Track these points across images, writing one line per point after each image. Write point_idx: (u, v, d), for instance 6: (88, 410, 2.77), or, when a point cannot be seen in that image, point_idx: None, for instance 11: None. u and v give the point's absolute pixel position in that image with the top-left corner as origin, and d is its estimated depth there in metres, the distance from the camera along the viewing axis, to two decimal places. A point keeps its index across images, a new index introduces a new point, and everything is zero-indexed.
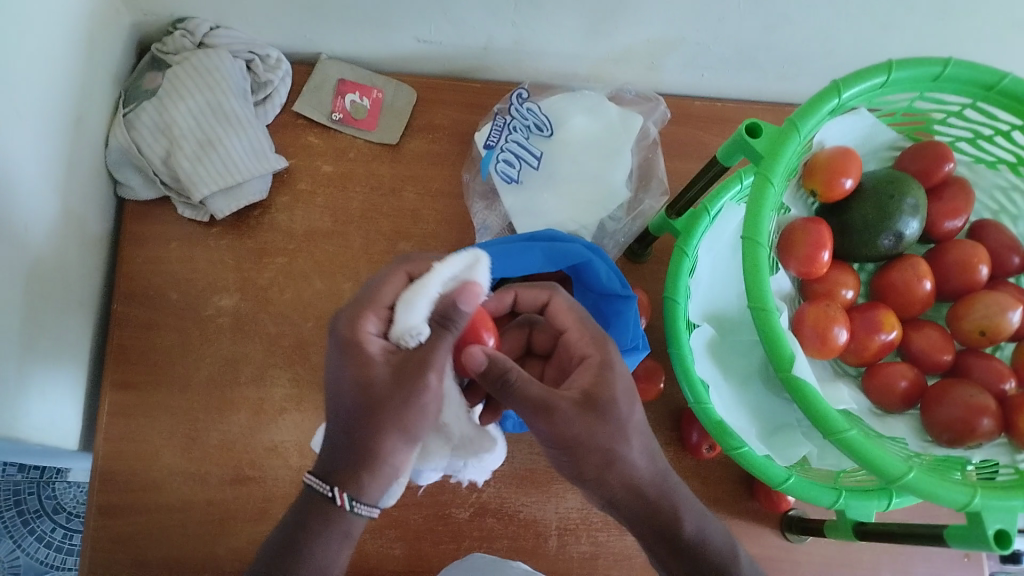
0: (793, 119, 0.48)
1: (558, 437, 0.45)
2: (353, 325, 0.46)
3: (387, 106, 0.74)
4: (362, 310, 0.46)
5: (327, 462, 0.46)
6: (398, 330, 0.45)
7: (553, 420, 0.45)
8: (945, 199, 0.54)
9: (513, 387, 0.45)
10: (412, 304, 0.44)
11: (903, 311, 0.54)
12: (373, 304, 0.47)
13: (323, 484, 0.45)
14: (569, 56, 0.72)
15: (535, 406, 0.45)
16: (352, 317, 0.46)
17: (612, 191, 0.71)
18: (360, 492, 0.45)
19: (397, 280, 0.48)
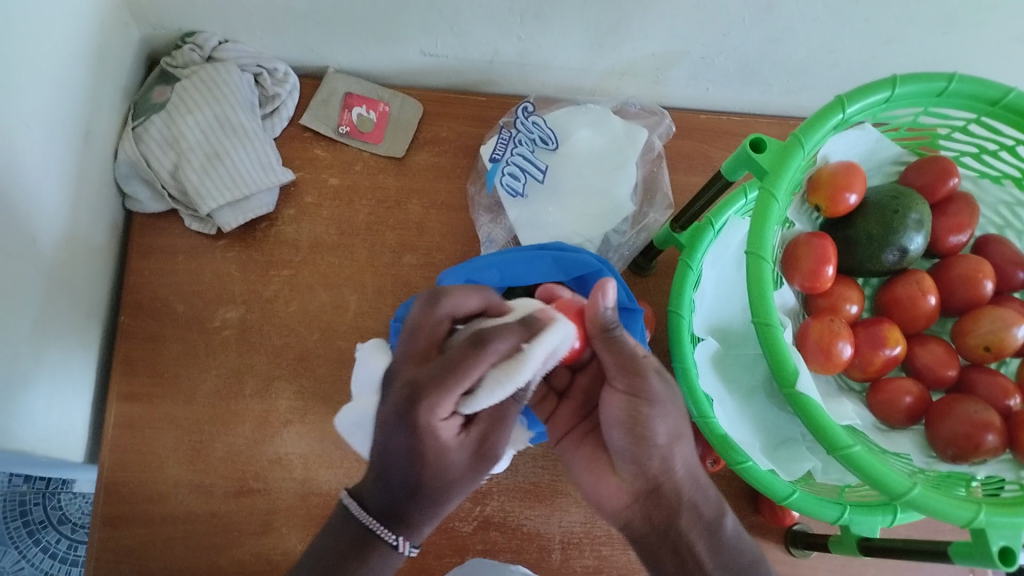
0: (797, 135, 0.49)
1: (638, 391, 0.47)
2: (428, 415, 0.43)
3: (393, 119, 0.74)
4: (439, 394, 0.43)
5: (380, 507, 0.46)
6: (471, 406, 0.44)
7: (637, 375, 0.47)
8: (950, 214, 0.54)
9: (617, 338, 0.48)
10: (497, 390, 0.44)
11: (908, 325, 0.54)
12: (454, 388, 0.43)
13: (387, 532, 0.46)
14: (575, 69, 0.72)
15: (629, 359, 0.47)
16: (425, 401, 0.43)
17: (616, 203, 0.71)
18: (413, 529, 0.47)
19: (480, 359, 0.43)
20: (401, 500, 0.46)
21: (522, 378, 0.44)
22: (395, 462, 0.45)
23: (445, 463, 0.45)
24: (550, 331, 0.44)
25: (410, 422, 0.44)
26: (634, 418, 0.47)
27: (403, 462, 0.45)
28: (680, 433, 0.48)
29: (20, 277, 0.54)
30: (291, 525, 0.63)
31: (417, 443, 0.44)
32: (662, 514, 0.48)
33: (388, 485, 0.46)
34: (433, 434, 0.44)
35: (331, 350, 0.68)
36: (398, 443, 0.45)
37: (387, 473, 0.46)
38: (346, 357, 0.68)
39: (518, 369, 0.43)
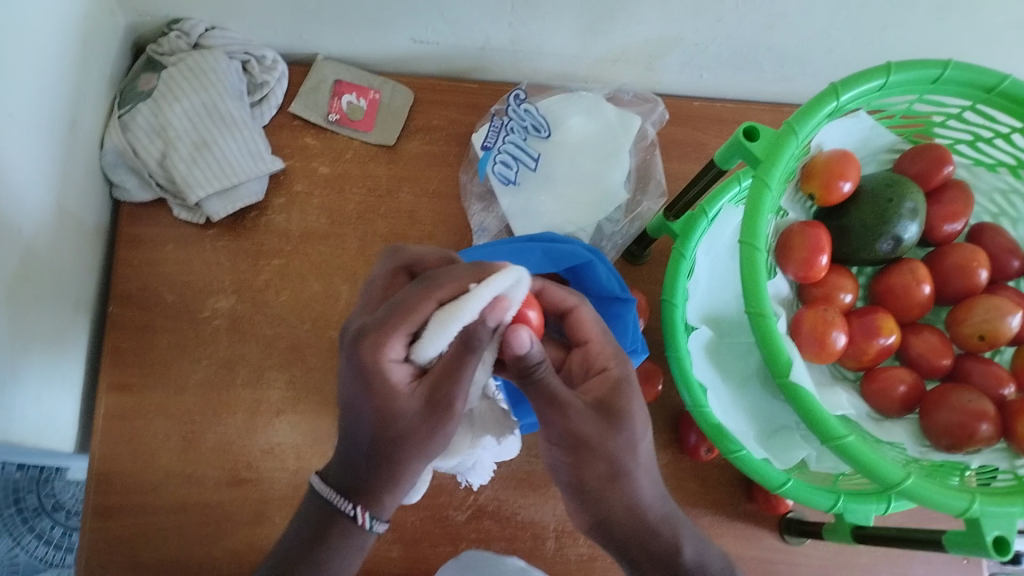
0: (791, 123, 0.48)
1: (569, 435, 0.45)
2: (377, 354, 0.43)
3: (384, 107, 0.73)
4: (384, 333, 0.44)
5: (343, 478, 0.46)
6: (421, 352, 0.44)
7: (566, 417, 0.45)
8: (944, 202, 0.54)
9: (537, 379, 0.44)
10: (441, 329, 0.42)
11: (902, 315, 0.53)
12: (400, 325, 0.44)
13: (346, 502, 0.46)
14: (568, 56, 0.71)
15: (546, 400, 0.45)
16: (375, 341, 0.44)
17: (610, 192, 0.70)
18: (376, 502, 0.46)
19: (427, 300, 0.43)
20: (364, 469, 0.45)
21: (467, 315, 0.42)
22: (358, 420, 0.45)
23: (399, 418, 0.44)
24: (500, 275, 0.43)
25: (360, 363, 0.44)
26: (574, 459, 0.46)
27: (359, 411, 0.45)
28: (618, 473, 0.46)
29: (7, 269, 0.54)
30: (284, 515, 0.63)
31: (368, 385, 0.44)
32: (614, 543, 0.48)
33: (351, 450, 0.46)
34: (381, 381, 0.43)
35: (323, 340, 0.68)
36: (354, 395, 0.45)
37: (353, 436, 0.45)
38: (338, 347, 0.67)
39: (462, 303, 0.42)
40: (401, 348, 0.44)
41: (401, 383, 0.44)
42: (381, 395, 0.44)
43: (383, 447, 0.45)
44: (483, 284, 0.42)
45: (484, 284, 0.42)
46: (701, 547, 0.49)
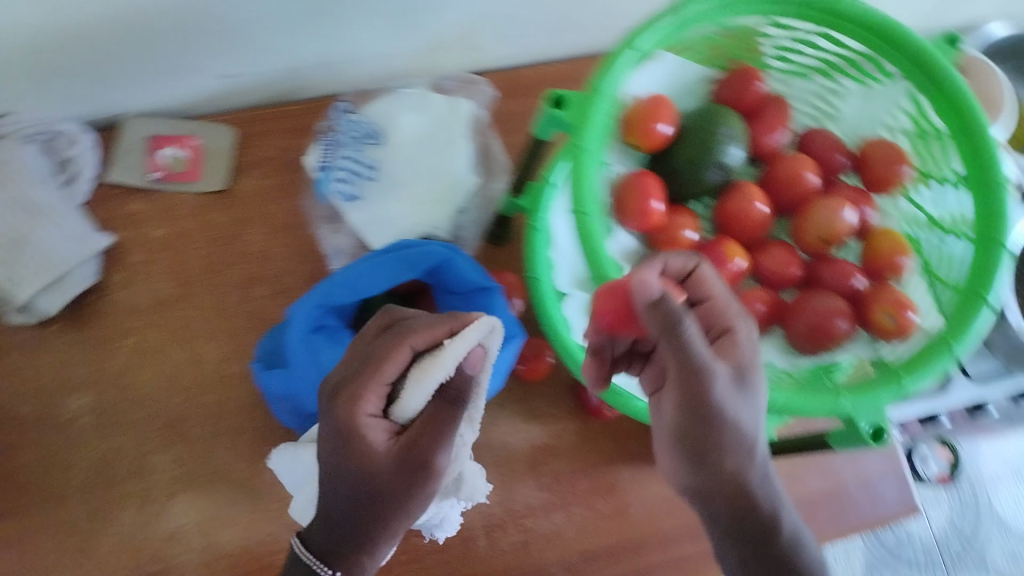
0: (595, 82, 0.48)
1: (704, 405, 0.41)
2: (355, 410, 0.45)
3: (207, 150, 0.70)
4: (362, 389, 0.46)
5: (323, 542, 0.47)
6: (401, 408, 0.46)
7: (706, 382, 0.40)
8: (765, 117, 0.55)
9: (683, 340, 0.39)
10: (420, 384, 0.46)
11: (744, 236, 0.54)
12: (376, 381, 0.46)
13: (324, 566, 0.47)
14: (377, 56, 0.70)
15: (689, 367, 0.40)
16: (353, 396, 0.46)
17: (457, 182, 0.69)
18: (354, 565, 0.47)
19: (401, 354, 0.47)
20: (350, 530, 0.46)
21: (442, 371, 0.47)
22: (341, 485, 0.45)
23: (383, 472, 0.44)
24: (471, 328, 0.49)
25: (340, 425, 0.45)
26: (698, 425, 0.41)
27: (343, 476, 0.45)
28: (744, 441, 0.42)
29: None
30: None
31: (349, 447, 0.45)
32: (703, 496, 0.45)
33: (336, 514, 0.46)
34: (360, 433, 0.45)
35: (201, 407, 0.65)
36: (331, 451, 0.46)
37: (337, 504, 0.46)
38: (218, 408, 0.65)
39: (446, 360, 0.47)
40: (376, 402, 0.46)
41: (380, 442, 0.45)
42: (361, 448, 0.45)
43: (371, 503, 0.45)
44: (461, 337, 0.49)
45: (460, 339, 0.49)
46: (797, 522, 0.48)
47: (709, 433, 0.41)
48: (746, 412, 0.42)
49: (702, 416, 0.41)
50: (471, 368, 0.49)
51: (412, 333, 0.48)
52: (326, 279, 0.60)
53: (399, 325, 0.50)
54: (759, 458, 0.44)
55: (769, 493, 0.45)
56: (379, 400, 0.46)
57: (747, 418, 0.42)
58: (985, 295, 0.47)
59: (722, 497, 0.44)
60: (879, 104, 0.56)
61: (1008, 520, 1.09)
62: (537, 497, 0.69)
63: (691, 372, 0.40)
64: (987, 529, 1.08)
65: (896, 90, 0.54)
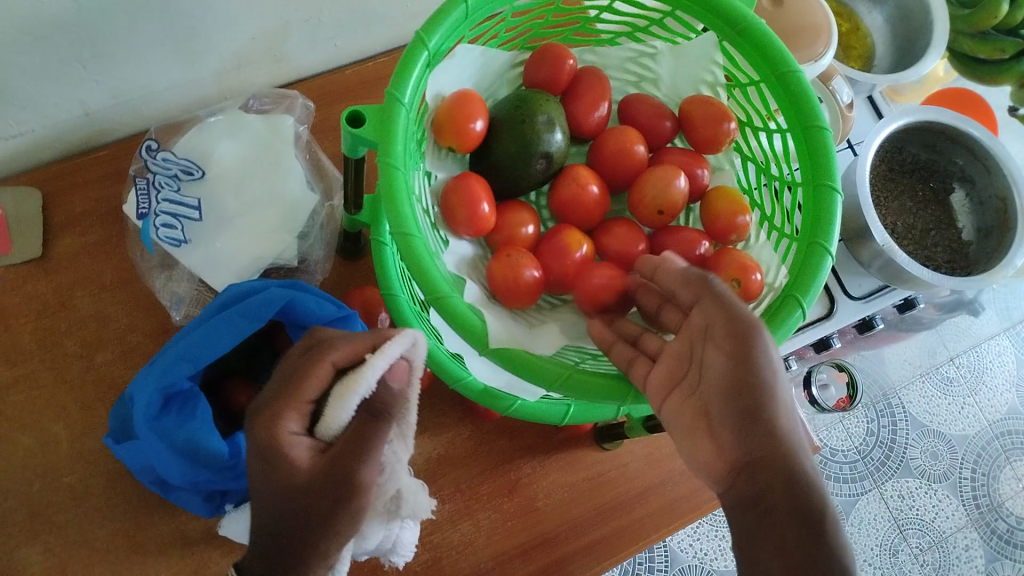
0: (392, 93, 0.45)
1: (747, 370, 0.41)
2: (274, 428, 0.42)
3: (13, 218, 0.64)
4: (281, 409, 0.43)
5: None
6: (325, 426, 0.43)
7: (751, 343, 0.41)
8: (584, 91, 0.53)
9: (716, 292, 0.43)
10: (342, 399, 0.42)
11: (585, 221, 0.52)
12: (296, 400, 0.44)
13: None
14: (182, 84, 0.65)
15: (733, 321, 0.42)
16: (273, 416, 0.43)
17: (291, 203, 0.66)
18: None
19: (322, 371, 0.44)
20: (278, 556, 0.42)
21: (365, 384, 0.41)
22: (272, 505, 0.42)
23: (304, 485, 0.41)
24: (393, 342, 0.43)
25: (262, 444, 0.43)
26: (740, 390, 0.41)
27: (270, 496, 0.42)
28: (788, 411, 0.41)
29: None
30: None
31: (272, 465, 0.42)
32: (756, 488, 0.40)
33: (262, 545, 0.42)
34: (281, 451, 0.42)
35: (60, 491, 0.60)
36: (253, 477, 0.43)
37: (269, 530, 0.42)
38: (81, 488, 0.60)
39: (360, 374, 0.42)
40: (299, 422, 0.44)
41: (301, 457, 0.42)
42: (281, 463, 0.42)
43: (294, 526, 0.41)
44: (392, 343, 0.43)
45: (383, 349, 0.43)
46: None
47: (750, 390, 0.41)
48: (781, 376, 0.42)
49: (750, 368, 0.41)
50: (394, 381, 0.43)
51: (334, 349, 0.45)
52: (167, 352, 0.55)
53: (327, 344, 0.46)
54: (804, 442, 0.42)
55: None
56: (302, 420, 0.44)
57: (782, 382, 0.42)
58: (823, 243, 0.46)
59: (783, 483, 0.39)
60: (692, 62, 0.54)
61: (915, 415, 1.13)
62: (441, 509, 0.67)
63: (737, 323, 0.41)
64: (900, 428, 1.12)
65: (705, 44, 0.53)
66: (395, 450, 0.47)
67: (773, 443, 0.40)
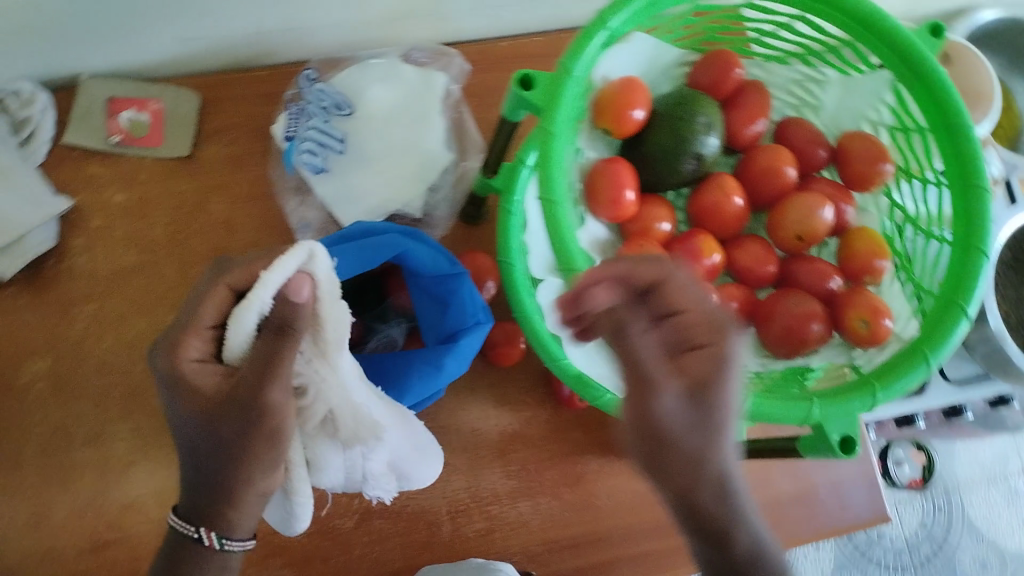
0: (564, 65, 0.46)
1: (652, 423, 0.38)
2: (173, 356, 0.43)
3: (170, 115, 0.67)
4: (182, 334, 0.44)
5: (189, 502, 0.45)
6: (231, 350, 0.43)
7: (649, 395, 0.38)
8: (741, 106, 0.53)
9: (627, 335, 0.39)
10: (240, 321, 0.43)
11: (720, 231, 0.52)
12: (195, 326, 0.44)
13: (188, 526, 0.45)
14: (349, 23, 0.67)
15: (632, 367, 0.39)
16: (172, 344, 0.44)
17: (429, 157, 0.67)
18: (219, 520, 0.45)
19: (220, 294, 0.45)
20: (208, 484, 0.44)
21: (261, 300, 0.43)
22: (190, 434, 0.43)
23: (210, 410, 0.42)
24: (284, 256, 0.44)
25: (163, 375, 0.44)
26: (650, 435, 0.39)
27: (187, 420, 0.43)
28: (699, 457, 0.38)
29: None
30: None
31: (180, 393, 0.43)
32: (686, 514, 0.40)
33: (188, 474, 0.45)
34: (188, 378, 0.43)
35: None
36: (168, 403, 0.44)
37: (191, 457, 0.44)
38: None
39: (253, 295, 0.43)
40: (201, 347, 0.44)
41: (208, 383, 0.43)
42: (187, 392, 0.43)
43: (212, 456, 0.43)
44: (274, 264, 0.44)
45: (273, 268, 0.43)
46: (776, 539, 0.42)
47: (652, 439, 0.39)
48: (682, 432, 0.38)
49: (653, 423, 0.38)
50: (295, 296, 0.44)
51: (228, 272, 0.45)
52: None
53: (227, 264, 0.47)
54: (727, 493, 0.39)
55: (746, 525, 0.40)
56: (205, 345, 0.44)
57: (717, 432, 0.38)
58: (963, 304, 0.45)
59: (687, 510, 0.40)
60: (861, 96, 0.54)
61: (975, 519, 1.08)
62: (504, 484, 0.68)
63: (641, 372, 0.39)
64: (955, 529, 1.08)
65: (877, 82, 0.52)
66: (312, 365, 0.48)
67: (706, 486, 0.39)
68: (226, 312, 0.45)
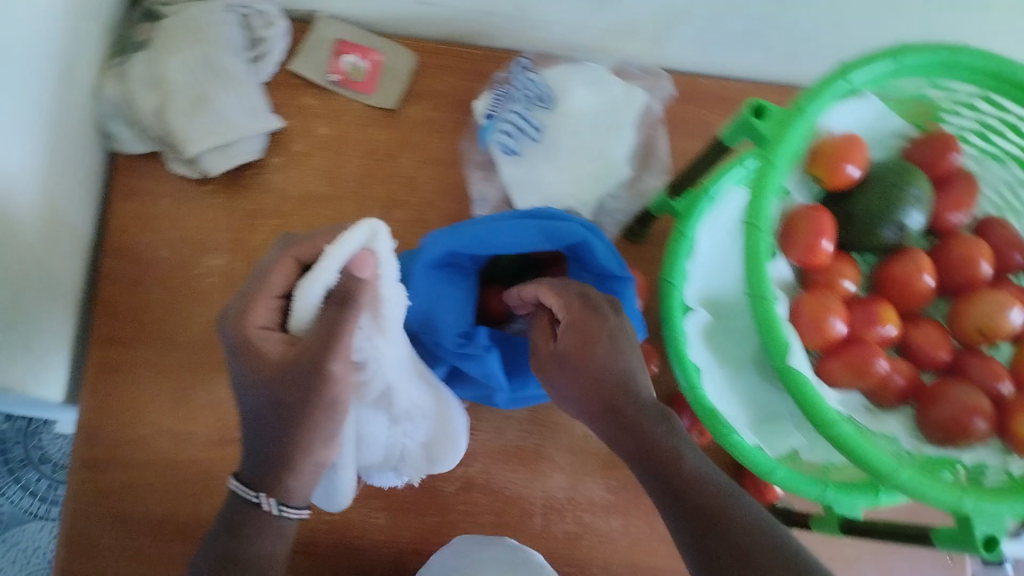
0: (801, 104, 0.46)
1: (581, 364, 0.49)
2: (240, 324, 0.45)
3: (387, 69, 0.72)
4: (252, 301, 0.45)
5: (249, 468, 0.47)
6: (297, 318, 0.45)
7: (544, 343, 0.53)
8: (951, 192, 0.53)
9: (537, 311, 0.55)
10: (309, 289, 0.44)
11: (903, 304, 0.52)
12: (264, 294, 0.46)
13: (249, 491, 0.47)
14: (573, 25, 0.69)
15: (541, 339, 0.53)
16: (240, 312, 0.45)
17: (612, 165, 0.69)
18: (277, 486, 0.46)
19: (288, 266, 0.46)
20: (263, 452, 0.46)
21: (326, 273, 0.44)
22: (255, 399, 0.45)
23: (273, 375, 0.44)
24: (348, 234, 0.45)
25: (232, 340, 0.45)
26: (574, 375, 0.49)
27: (252, 385, 0.44)
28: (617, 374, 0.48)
29: (6, 230, 0.52)
30: None
31: (244, 359, 0.45)
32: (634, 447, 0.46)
33: (253, 440, 0.46)
34: (256, 346, 0.44)
35: None
36: (234, 370, 0.45)
37: (255, 422, 0.45)
38: None
39: (320, 266, 0.44)
40: (268, 316, 0.46)
41: (274, 350, 0.44)
42: (252, 357, 0.44)
43: (270, 422, 0.45)
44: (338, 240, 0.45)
45: (339, 241, 0.45)
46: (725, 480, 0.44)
47: (579, 373, 0.49)
48: (607, 356, 0.49)
49: (565, 361, 0.50)
50: (357, 271, 0.46)
51: (296, 245, 0.47)
52: (466, 225, 0.57)
53: (295, 240, 0.48)
54: (665, 426, 0.46)
55: (692, 461, 0.44)
56: (271, 314, 0.46)
57: (621, 362, 0.49)
58: None
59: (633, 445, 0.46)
60: None
61: None
62: (602, 496, 0.69)
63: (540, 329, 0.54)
64: None
65: None
66: (371, 342, 0.50)
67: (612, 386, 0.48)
68: (293, 283, 0.47)
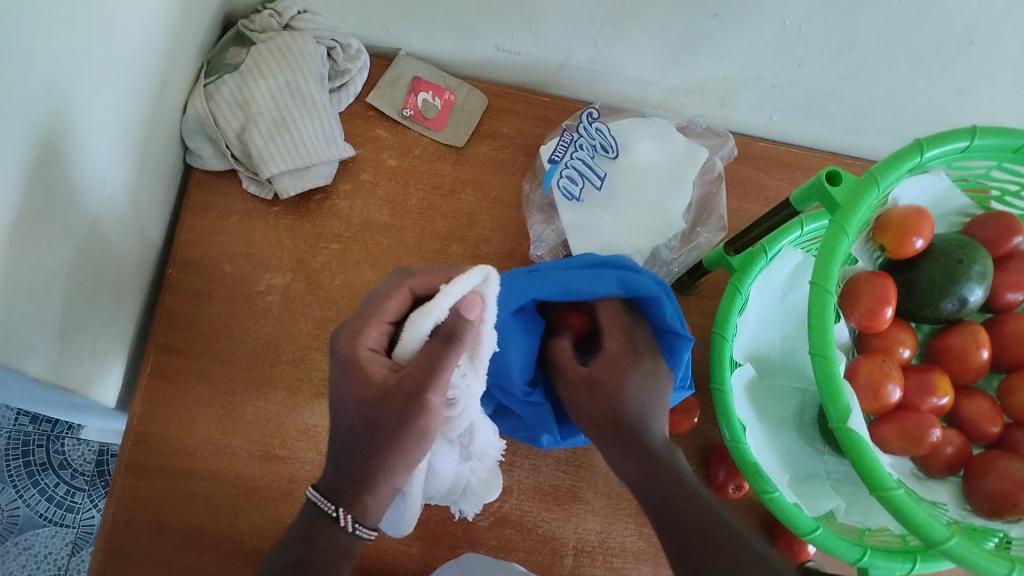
0: (873, 173, 0.48)
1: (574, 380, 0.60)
2: (353, 344, 0.46)
3: (458, 108, 0.75)
4: (365, 324, 0.47)
5: (329, 480, 0.46)
6: (403, 347, 0.45)
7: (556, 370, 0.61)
8: (1010, 272, 0.54)
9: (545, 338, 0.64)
10: (418, 322, 0.44)
11: (957, 376, 0.54)
12: (377, 319, 0.47)
13: (328, 503, 0.45)
14: (644, 82, 0.72)
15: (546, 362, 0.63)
16: (354, 332, 0.47)
17: (670, 218, 0.71)
18: (355, 504, 0.45)
19: (400, 295, 0.48)
20: (348, 467, 0.45)
21: (437, 310, 0.44)
22: (356, 415, 0.45)
23: (378, 400, 0.44)
24: (463, 276, 0.45)
25: (343, 358, 0.46)
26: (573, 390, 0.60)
27: (353, 402, 0.45)
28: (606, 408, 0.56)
29: (99, 230, 0.54)
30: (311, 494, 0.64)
31: (348, 376, 0.46)
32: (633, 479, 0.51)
33: (336, 450, 0.46)
34: (362, 366, 0.45)
35: None
36: (335, 386, 0.46)
37: (346, 441, 0.45)
38: None
39: (434, 302, 0.44)
40: (377, 338, 0.47)
41: (378, 372, 0.45)
42: (359, 376, 0.45)
43: (363, 437, 0.44)
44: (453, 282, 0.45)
45: (453, 283, 0.45)
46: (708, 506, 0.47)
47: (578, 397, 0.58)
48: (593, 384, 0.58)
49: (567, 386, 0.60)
50: (465, 311, 0.44)
51: (412, 277, 0.49)
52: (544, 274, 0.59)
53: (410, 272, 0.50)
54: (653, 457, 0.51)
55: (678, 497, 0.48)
56: (380, 337, 0.48)
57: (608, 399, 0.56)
58: None
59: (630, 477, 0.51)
60: None
61: None
62: (633, 542, 0.69)
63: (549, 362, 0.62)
64: None
65: None
66: (465, 381, 0.49)
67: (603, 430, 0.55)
68: (405, 314, 0.48)
